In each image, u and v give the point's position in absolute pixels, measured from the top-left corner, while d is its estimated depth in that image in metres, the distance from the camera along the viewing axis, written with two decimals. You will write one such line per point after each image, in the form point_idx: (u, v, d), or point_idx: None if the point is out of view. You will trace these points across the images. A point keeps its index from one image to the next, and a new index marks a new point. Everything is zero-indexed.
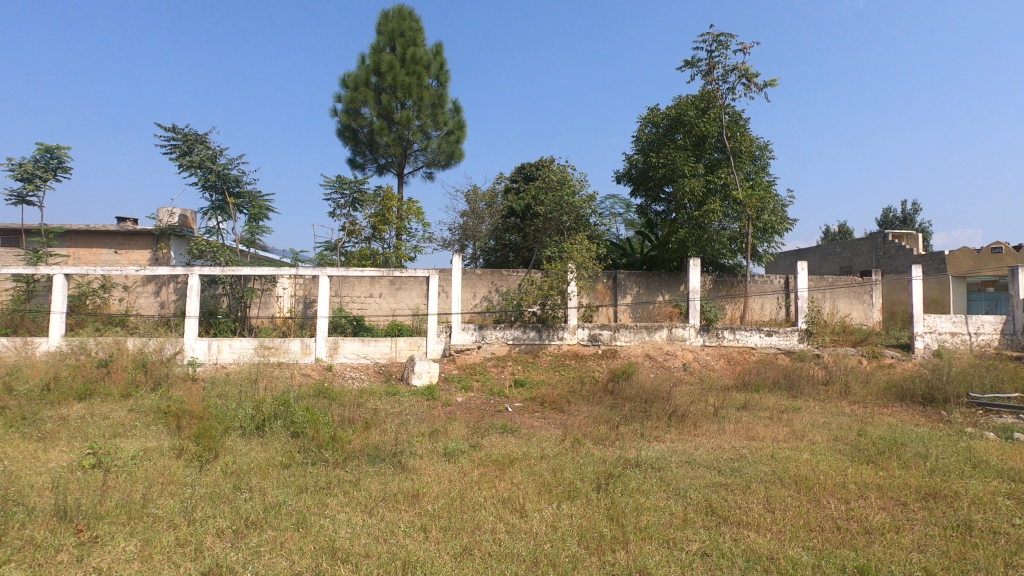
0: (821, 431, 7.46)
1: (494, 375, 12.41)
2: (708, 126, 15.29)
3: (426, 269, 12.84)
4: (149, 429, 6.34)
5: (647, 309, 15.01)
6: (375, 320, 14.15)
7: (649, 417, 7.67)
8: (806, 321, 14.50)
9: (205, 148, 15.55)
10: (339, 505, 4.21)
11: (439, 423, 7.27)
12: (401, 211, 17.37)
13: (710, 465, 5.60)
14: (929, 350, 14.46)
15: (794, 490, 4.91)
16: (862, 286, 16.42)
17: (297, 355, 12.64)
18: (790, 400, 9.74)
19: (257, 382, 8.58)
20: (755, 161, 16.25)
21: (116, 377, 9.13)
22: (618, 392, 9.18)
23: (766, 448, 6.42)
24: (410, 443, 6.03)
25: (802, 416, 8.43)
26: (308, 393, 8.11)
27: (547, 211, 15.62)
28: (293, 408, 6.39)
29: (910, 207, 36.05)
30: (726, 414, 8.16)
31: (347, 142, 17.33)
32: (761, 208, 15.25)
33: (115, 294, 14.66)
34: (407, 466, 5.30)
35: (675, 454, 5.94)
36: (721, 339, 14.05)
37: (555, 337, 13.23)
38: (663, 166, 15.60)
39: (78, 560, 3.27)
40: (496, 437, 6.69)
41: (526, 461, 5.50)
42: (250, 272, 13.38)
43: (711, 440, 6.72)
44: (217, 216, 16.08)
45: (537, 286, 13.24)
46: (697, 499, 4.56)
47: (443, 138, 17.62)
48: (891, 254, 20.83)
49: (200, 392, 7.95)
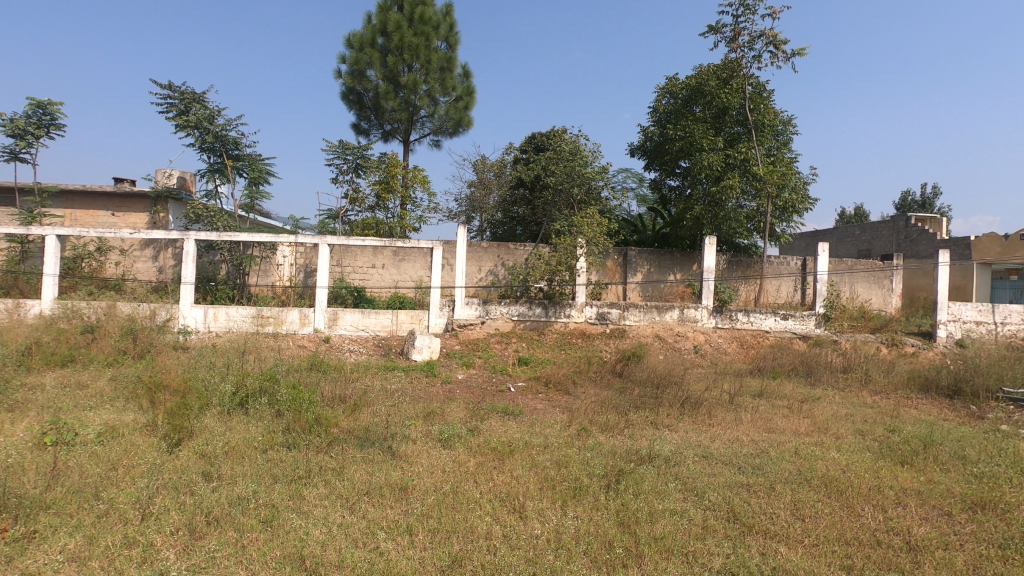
0: (845, 424, 6.98)
1: (498, 352, 11.95)
2: (730, 97, 14.47)
3: (430, 240, 12.31)
4: (126, 404, 5.93)
5: (658, 289, 14.41)
6: (376, 292, 13.68)
7: (660, 403, 7.18)
8: (824, 305, 13.81)
9: (203, 107, 14.90)
10: (318, 499, 3.76)
11: (437, 403, 6.82)
12: (406, 180, 16.75)
13: (729, 461, 5.13)
14: (952, 340, 13.88)
15: (825, 495, 4.41)
16: (883, 271, 15.89)
17: (295, 326, 12.21)
18: (809, 389, 9.23)
19: (249, 354, 8.17)
20: (778, 136, 15.49)
21: (102, 344, 8.73)
22: (628, 375, 8.72)
23: (788, 442, 5.93)
24: (404, 426, 5.58)
25: (823, 407, 7.94)
26: (301, 367, 7.69)
27: (558, 183, 14.99)
28: (280, 383, 5.95)
29: (932, 191, 35.05)
30: (741, 402, 7.68)
31: (352, 106, 16.62)
32: (782, 186, 14.53)
33: (111, 258, 14.30)
34: (398, 453, 4.86)
35: (689, 448, 5.47)
36: (735, 321, 13.46)
37: (562, 315, 12.71)
38: (680, 139, 14.85)
39: (6, 560, 2.81)
40: (497, 421, 6.26)
41: (528, 451, 5.05)
42: (248, 239, 12.90)
43: (728, 432, 6.24)
44: (216, 179, 15.53)
45: (544, 261, 12.68)
46: (715, 502, 4.10)
47: (452, 104, 16.89)
48: (913, 238, 20.05)
49: (186, 364, 7.52)
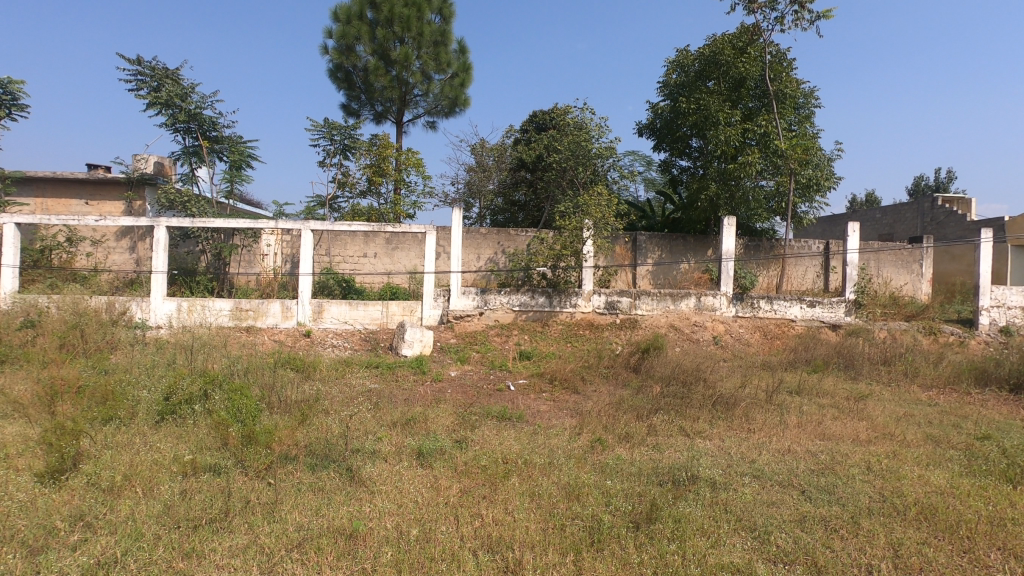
0: (911, 428, 5.83)
1: (498, 345, 10.83)
2: (748, 66, 13.19)
3: (421, 225, 11.14)
4: (37, 415, 4.79)
5: (671, 276, 13.19)
6: (367, 282, 12.51)
7: (688, 404, 6.01)
8: (855, 291, 12.56)
9: (175, 84, 13.71)
10: (224, 558, 2.66)
11: (420, 407, 5.69)
12: (399, 163, 15.58)
13: (787, 483, 4.00)
14: (995, 327, 12.66)
15: (929, 532, 3.28)
16: (913, 254, 14.67)
17: (277, 320, 11.10)
18: (853, 384, 8.06)
19: (210, 351, 7.04)
20: (799, 110, 14.23)
21: (44, 341, 7.63)
22: (646, 371, 7.58)
23: (853, 452, 4.79)
24: (373, 440, 4.48)
25: (874, 406, 6.81)
26: (266, 367, 6.55)
27: (561, 162, 13.77)
28: (224, 388, 4.82)
29: (946, 176, 33.76)
30: (781, 402, 6.51)
31: (339, 84, 15.39)
32: (806, 161, 13.32)
33: (82, 249, 13.12)
34: (359, 477, 3.78)
35: (732, 464, 4.34)
36: (757, 309, 12.26)
37: (568, 305, 11.53)
38: (693, 114, 13.53)
39: None
40: (491, 428, 5.14)
41: (527, 473, 3.92)
42: (224, 225, 11.73)
43: (775, 440, 5.12)
44: (191, 162, 14.41)
45: (548, 246, 11.54)
46: (786, 551, 2.99)
47: (447, 81, 15.68)
48: (940, 221, 18.74)
49: (131, 364, 6.41)
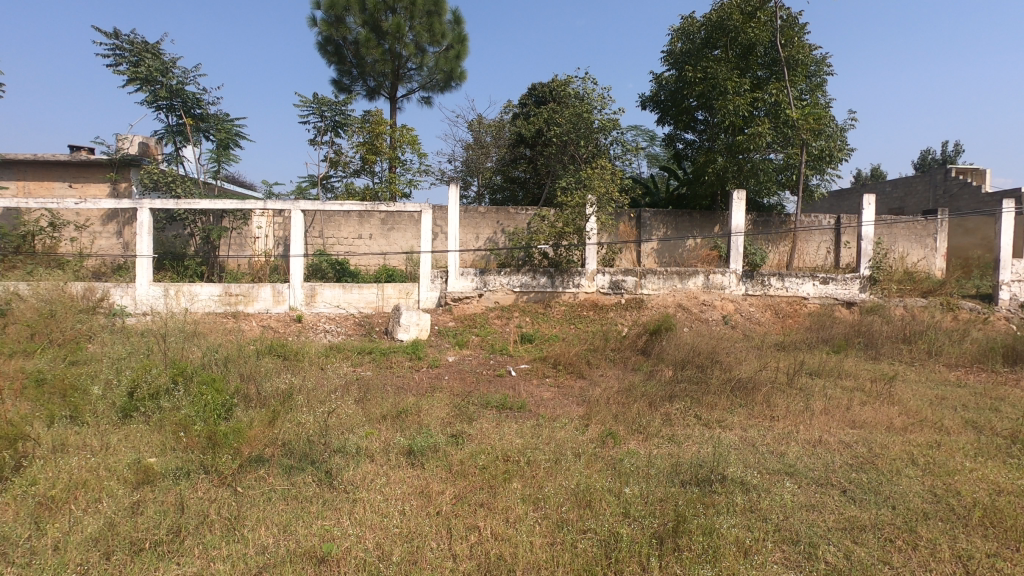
0: (946, 412, 5.38)
1: (498, 328, 10.34)
2: (758, 32, 12.42)
3: (417, 204, 10.57)
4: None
5: (677, 254, 12.66)
6: (362, 264, 12.00)
7: (705, 390, 5.54)
8: (871, 267, 12.03)
9: (155, 58, 12.96)
10: None
11: (414, 398, 5.23)
12: (393, 140, 14.92)
13: (823, 480, 3.55)
14: (1014, 302, 12.21)
15: (998, 542, 2.83)
16: (928, 228, 14.10)
17: (268, 304, 10.62)
18: (876, 365, 7.59)
19: (191, 339, 6.54)
20: (811, 78, 13.50)
21: (13, 330, 7.12)
22: (656, 354, 7.11)
23: (891, 442, 4.34)
24: (359, 437, 4.02)
25: (902, 388, 6.34)
26: (249, 355, 6.07)
27: (561, 135, 13.13)
28: (195, 381, 4.34)
29: (954, 149, 32.91)
30: (803, 386, 6.03)
31: (329, 58, 14.65)
32: (818, 132, 12.66)
33: (66, 234, 12.42)
34: (340, 483, 3.34)
35: (760, 459, 3.90)
36: (768, 287, 11.75)
37: (571, 285, 11.03)
38: (700, 83, 12.83)
39: None
40: (491, 420, 4.68)
41: (530, 474, 3.47)
42: (210, 207, 11.13)
43: (802, 429, 4.67)
44: (176, 142, 13.79)
45: (549, 224, 10.99)
46: (835, 570, 2.54)
47: (442, 54, 14.93)
48: (953, 193, 18.09)
49: (104, 353, 5.90)
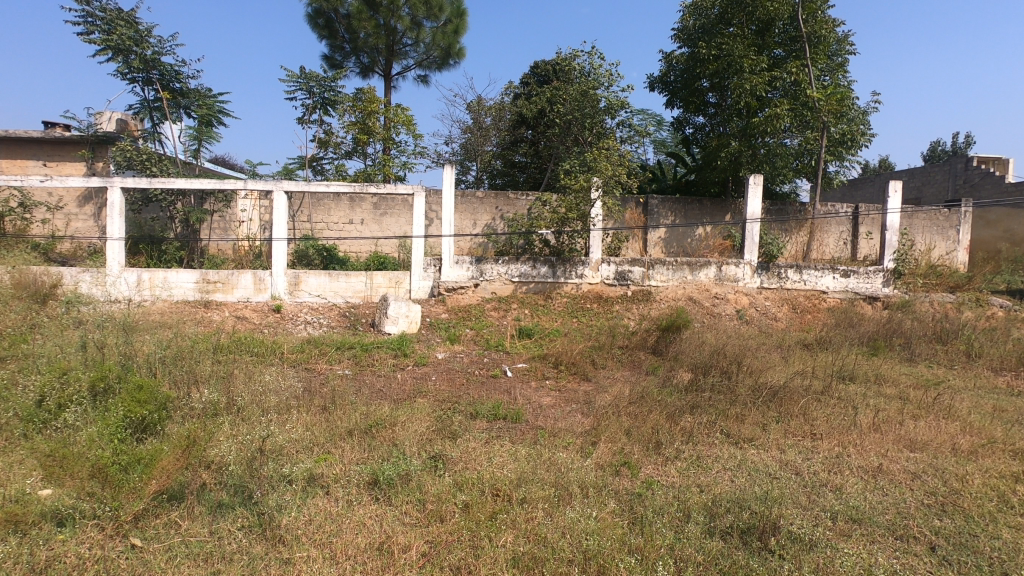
0: (1015, 430, 4.57)
1: (495, 321, 9.52)
2: (778, 5, 11.37)
3: (408, 186, 9.71)
4: None
5: (687, 243, 11.80)
6: (353, 250, 11.20)
7: (734, 399, 4.75)
8: (894, 259, 11.18)
9: (129, 26, 11.94)
10: None
11: (393, 406, 4.42)
12: (387, 120, 13.99)
13: (903, 533, 2.77)
14: None
15: None
16: (950, 219, 13.16)
17: (249, 293, 9.81)
18: (917, 369, 6.79)
19: (147, 334, 5.63)
20: (833, 58, 12.48)
21: None
22: (673, 355, 6.30)
23: (967, 471, 3.55)
24: (314, 462, 3.22)
25: (953, 397, 5.55)
26: (207, 354, 5.19)
27: (564, 116, 12.20)
28: (120, 391, 3.51)
29: (964, 142, 31.92)
30: (841, 395, 5.22)
31: (319, 32, 13.67)
32: (840, 115, 11.68)
33: (38, 216, 11.20)
34: (280, 532, 2.56)
35: (814, 496, 3.12)
36: (784, 280, 10.93)
37: (573, 275, 10.22)
38: (714, 61, 11.82)
39: None
40: (480, 438, 3.88)
41: (527, 520, 2.68)
42: (188, 186, 10.12)
43: (854, 453, 3.88)
44: (154, 118, 12.91)
45: (551, 210, 10.20)
46: None
47: (438, 28, 13.93)
48: (974, 182, 17.08)
49: (37, 350, 4.98)
